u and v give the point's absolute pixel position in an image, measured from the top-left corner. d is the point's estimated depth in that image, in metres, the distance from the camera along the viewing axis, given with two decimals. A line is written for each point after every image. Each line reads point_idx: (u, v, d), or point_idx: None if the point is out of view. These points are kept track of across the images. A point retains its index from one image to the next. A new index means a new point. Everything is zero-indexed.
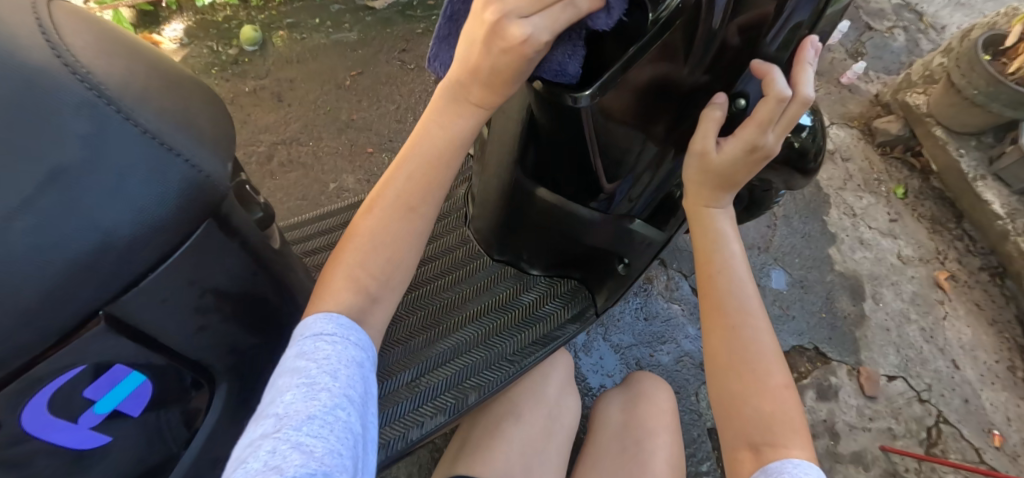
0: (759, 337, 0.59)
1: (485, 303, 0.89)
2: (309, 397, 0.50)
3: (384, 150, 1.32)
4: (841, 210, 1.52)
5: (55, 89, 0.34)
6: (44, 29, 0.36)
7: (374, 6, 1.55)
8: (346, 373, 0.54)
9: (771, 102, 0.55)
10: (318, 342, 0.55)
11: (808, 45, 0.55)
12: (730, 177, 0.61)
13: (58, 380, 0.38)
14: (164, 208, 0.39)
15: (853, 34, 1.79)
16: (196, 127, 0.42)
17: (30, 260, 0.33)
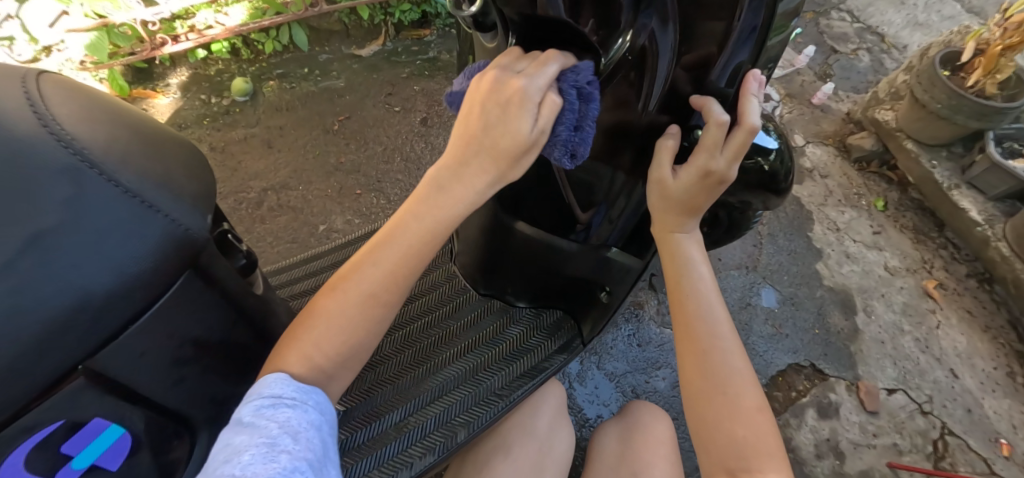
0: (729, 358, 0.59)
1: (472, 339, 0.89)
2: (269, 457, 0.44)
3: (372, 190, 1.35)
4: (825, 226, 1.54)
5: (38, 157, 0.36)
6: (33, 102, 0.39)
7: (360, 54, 1.61)
8: (307, 435, 0.49)
9: (713, 129, 0.57)
10: (275, 403, 0.49)
11: (751, 79, 0.58)
12: (692, 204, 0.63)
13: (32, 438, 0.37)
14: (145, 262, 0.39)
15: (820, 57, 1.87)
16: (176, 185, 0.43)
17: (10, 321, 0.33)
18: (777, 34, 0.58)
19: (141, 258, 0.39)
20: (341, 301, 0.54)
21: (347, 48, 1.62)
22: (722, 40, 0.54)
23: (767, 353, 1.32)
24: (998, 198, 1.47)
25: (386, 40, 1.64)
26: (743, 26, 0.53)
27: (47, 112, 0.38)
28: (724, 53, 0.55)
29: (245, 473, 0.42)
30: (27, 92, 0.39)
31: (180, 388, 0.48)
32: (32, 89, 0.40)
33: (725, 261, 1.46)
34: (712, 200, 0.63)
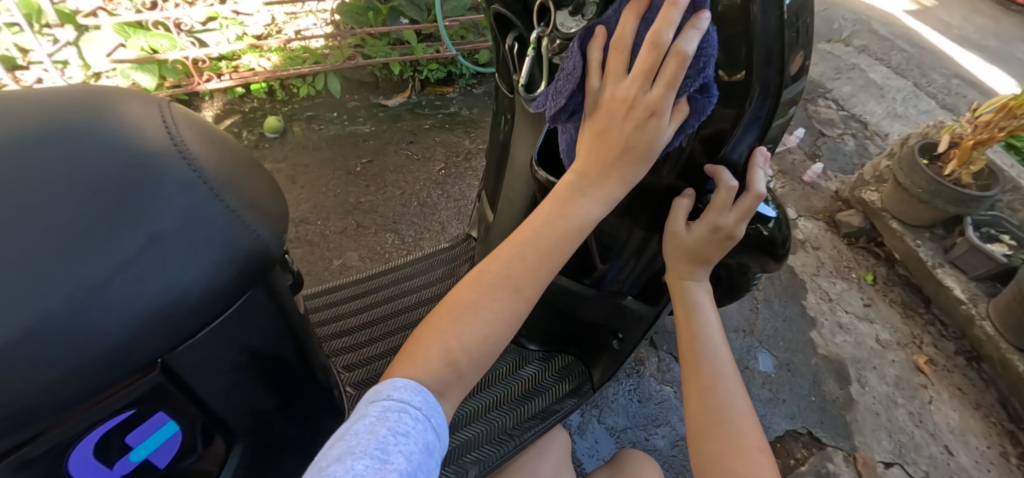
0: (732, 399, 0.62)
1: (486, 377, 0.91)
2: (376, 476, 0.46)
3: (388, 230, 1.41)
4: (818, 295, 1.60)
5: (163, 168, 0.44)
6: (166, 123, 0.48)
7: (387, 104, 1.71)
8: (415, 457, 0.50)
9: (723, 192, 0.63)
10: (400, 413, 0.52)
11: (758, 153, 0.64)
12: (703, 254, 0.67)
13: (105, 424, 0.43)
14: (229, 269, 0.46)
15: (809, 139, 2.01)
16: (261, 206, 0.50)
17: (124, 308, 0.40)
18: (779, 120, 0.63)
19: (224, 269, 0.46)
20: (427, 327, 0.58)
21: (376, 98, 1.72)
22: (734, 120, 0.59)
23: (764, 417, 1.33)
24: (980, 278, 1.55)
25: (412, 93, 1.76)
26: (751, 112, 0.59)
27: (176, 134, 0.47)
28: (737, 129, 0.61)
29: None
30: (163, 115, 0.49)
31: (228, 393, 0.53)
32: (166, 113, 0.49)
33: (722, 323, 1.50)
34: (722, 252, 0.68)
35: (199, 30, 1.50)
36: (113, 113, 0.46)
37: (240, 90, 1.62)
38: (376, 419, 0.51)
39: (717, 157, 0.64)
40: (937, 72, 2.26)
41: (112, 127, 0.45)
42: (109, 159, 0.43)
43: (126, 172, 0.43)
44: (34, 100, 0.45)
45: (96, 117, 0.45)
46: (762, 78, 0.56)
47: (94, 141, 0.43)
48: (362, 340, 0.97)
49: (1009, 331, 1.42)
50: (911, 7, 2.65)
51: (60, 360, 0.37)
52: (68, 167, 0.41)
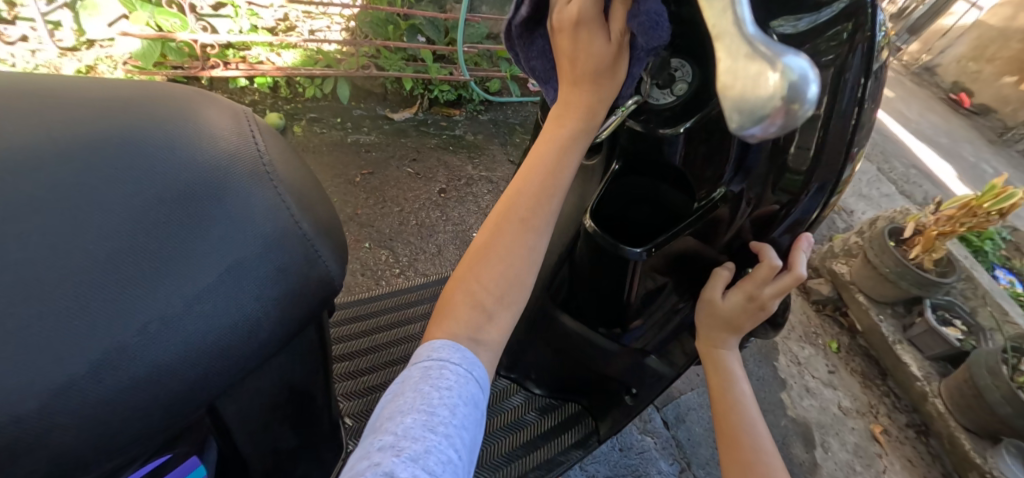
0: (774, 473, 0.64)
1: (491, 421, 0.91)
2: (426, 426, 0.47)
3: (383, 247, 1.39)
4: (788, 358, 1.67)
5: (249, 189, 0.43)
6: (254, 138, 0.47)
7: (393, 117, 1.73)
8: (459, 410, 0.50)
9: (766, 269, 0.64)
10: (442, 368, 0.52)
11: (803, 240, 0.64)
12: (736, 324, 0.68)
13: (141, 469, 0.37)
14: (298, 302, 0.44)
15: None
16: (333, 235, 0.49)
17: (199, 340, 0.37)
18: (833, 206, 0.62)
19: (293, 302, 0.44)
20: (461, 284, 0.58)
21: (382, 109, 1.75)
22: (792, 198, 0.60)
23: None
24: (934, 358, 1.67)
25: (418, 110, 1.79)
26: (807, 200, 0.60)
27: (262, 150, 0.47)
28: (795, 213, 0.61)
29: (408, 433, 0.46)
30: (252, 129, 0.48)
31: (263, 434, 0.51)
32: (254, 127, 0.49)
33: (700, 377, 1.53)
34: (755, 324, 0.69)
35: (209, 14, 1.50)
36: (201, 123, 0.45)
37: (243, 82, 1.61)
38: (420, 374, 0.52)
39: (766, 236, 0.65)
40: (898, 160, 2.47)
41: (203, 137, 0.44)
42: (200, 172, 0.41)
43: (213, 189, 0.41)
44: (119, 99, 0.43)
45: (187, 122, 0.44)
46: (832, 169, 0.57)
47: (183, 150, 0.41)
48: (363, 367, 0.94)
49: (959, 412, 1.52)
50: None
51: (129, 394, 0.33)
52: (156, 175, 0.39)
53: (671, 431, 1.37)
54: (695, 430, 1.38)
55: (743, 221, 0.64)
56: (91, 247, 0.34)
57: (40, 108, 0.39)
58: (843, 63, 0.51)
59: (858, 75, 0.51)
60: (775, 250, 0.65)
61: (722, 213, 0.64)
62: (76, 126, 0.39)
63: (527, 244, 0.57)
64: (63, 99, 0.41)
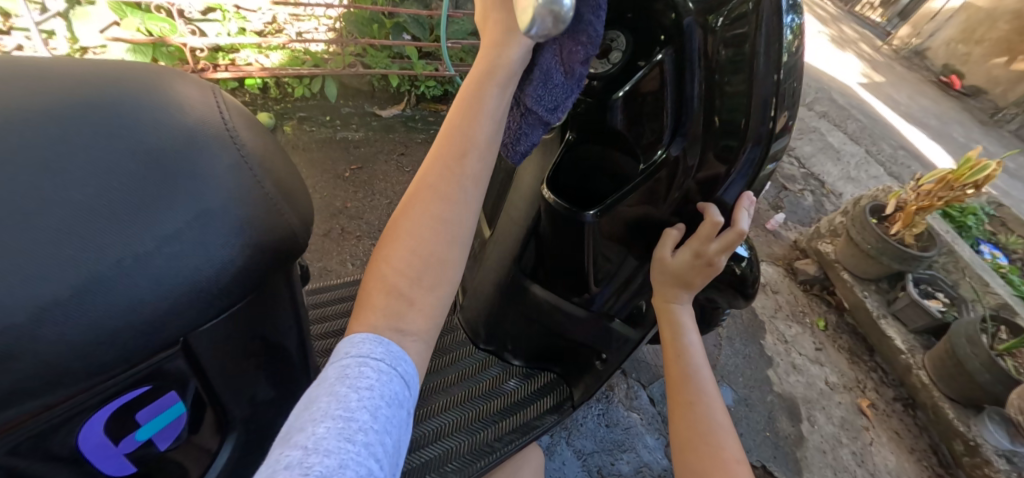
0: (712, 413, 0.71)
1: (471, 390, 0.96)
2: (342, 436, 0.45)
3: (373, 237, 1.44)
4: (775, 336, 1.69)
5: (213, 150, 0.48)
6: (220, 108, 0.53)
7: (381, 114, 1.79)
8: (381, 412, 0.49)
9: (708, 226, 0.69)
10: (361, 366, 0.51)
11: (744, 199, 0.70)
12: (687, 280, 0.74)
13: (123, 397, 0.45)
14: (261, 256, 0.49)
15: (773, 191, 2.13)
16: (295, 196, 0.54)
17: (167, 278, 0.42)
18: (766, 169, 0.69)
19: (257, 254, 0.49)
20: (375, 273, 0.58)
21: (371, 107, 1.80)
22: (729, 162, 0.66)
23: None
24: (918, 331, 1.70)
25: (405, 107, 1.84)
26: (742, 163, 0.66)
27: (226, 119, 0.52)
28: (731, 173, 0.67)
29: (323, 444, 0.44)
30: (217, 101, 0.54)
31: (238, 382, 0.56)
32: (220, 99, 0.54)
33: None
34: (705, 280, 0.74)
35: (199, 19, 1.62)
36: (172, 94, 0.50)
37: (233, 84, 1.68)
38: (337, 378, 0.50)
39: (710, 194, 0.70)
40: (886, 142, 2.49)
41: (172, 105, 0.49)
42: (168, 134, 0.46)
43: (181, 149, 0.46)
44: (94, 70, 0.48)
45: (157, 93, 0.49)
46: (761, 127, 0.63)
47: (153, 116, 0.47)
48: None
49: (941, 381, 1.56)
50: (862, 81, 2.92)
51: (102, 319, 0.39)
52: (127, 136, 0.44)
53: (657, 407, 1.40)
54: None
55: (687, 180, 0.70)
56: (72, 193, 0.39)
57: (27, 75, 0.44)
58: (755, 34, 0.59)
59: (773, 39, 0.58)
60: (719, 209, 0.71)
61: (662, 175, 0.70)
62: (55, 92, 0.44)
63: (439, 215, 0.59)
64: (45, 69, 0.46)
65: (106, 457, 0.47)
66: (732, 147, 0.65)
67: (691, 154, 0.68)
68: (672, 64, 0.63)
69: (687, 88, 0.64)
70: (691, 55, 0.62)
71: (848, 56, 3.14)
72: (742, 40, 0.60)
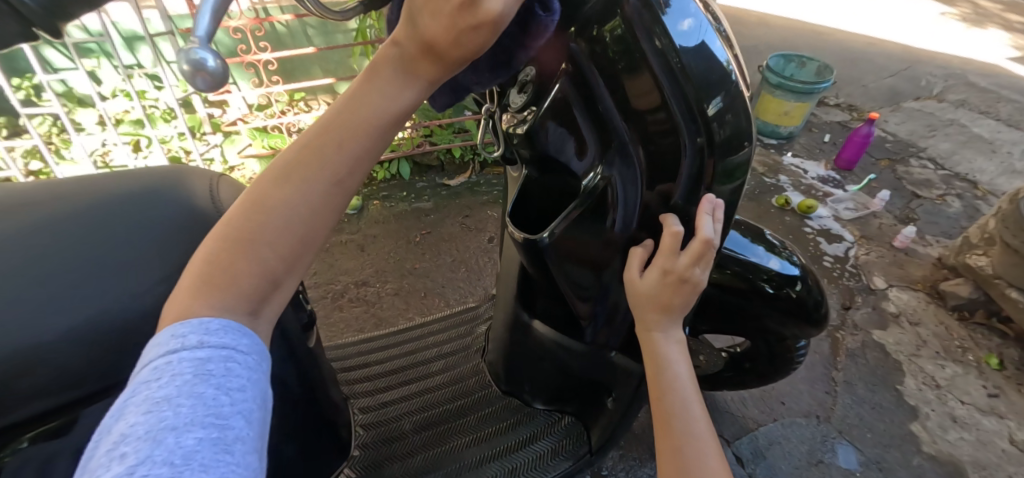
0: (702, 457, 0.64)
1: (486, 431, 0.92)
2: (218, 446, 0.33)
3: (435, 293, 1.52)
4: (920, 380, 1.31)
5: (203, 217, 0.54)
6: (212, 183, 0.58)
7: (450, 183, 1.94)
8: (230, 386, 0.36)
9: (668, 237, 0.62)
10: (171, 360, 0.36)
11: (705, 202, 0.63)
12: (664, 302, 0.64)
13: None
14: None
15: (900, 201, 1.76)
16: None
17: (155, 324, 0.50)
18: (723, 165, 0.62)
19: None
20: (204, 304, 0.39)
21: (441, 178, 1.97)
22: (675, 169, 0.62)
23: None
24: None
25: (471, 173, 1.98)
26: (688, 154, 0.61)
27: (219, 190, 0.58)
28: (677, 182, 0.63)
29: (194, 460, 0.31)
30: (212, 178, 0.59)
31: None
32: (220, 177, 0.61)
33: (789, 406, 1.26)
34: (684, 299, 0.65)
35: None
36: (185, 180, 0.58)
37: None
38: (193, 375, 0.35)
39: (665, 202, 0.65)
40: None
41: (177, 186, 0.56)
42: (169, 210, 0.54)
43: (177, 217, 0.54)
44: (128, 171, 0.59)
45: (172, 177, 0.58)
46: (687, 128, 0.58)
47: (160, 197, 0.55)
48: (381, 385, 1.03)
49: None
50: (1018, 57, 2.37)
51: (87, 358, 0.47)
52: (137, 216, 0.53)
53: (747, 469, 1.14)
54: (780, 468, 1.14)
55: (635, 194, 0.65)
56: (78, 260, 0.49)
57: (83, 180, 0.57)
58: (632, 32, 0.54)
59: (656, 35, 0.53)
60: (680, 217, 0.65)
61: (606, 194, 0.65)
62: (92, 188, 0.55)
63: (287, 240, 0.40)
64: (92, 176, 0.59)
65: None
66: (669, 139, 0.60)
67: (625, 173, 0.65)
68: (573, 88, 0.61)
69: (599, 104, 0.61)
70: (586, 73, 0.59)
71: (994, 32, 2.60)
72: (625, 41, 0.54)
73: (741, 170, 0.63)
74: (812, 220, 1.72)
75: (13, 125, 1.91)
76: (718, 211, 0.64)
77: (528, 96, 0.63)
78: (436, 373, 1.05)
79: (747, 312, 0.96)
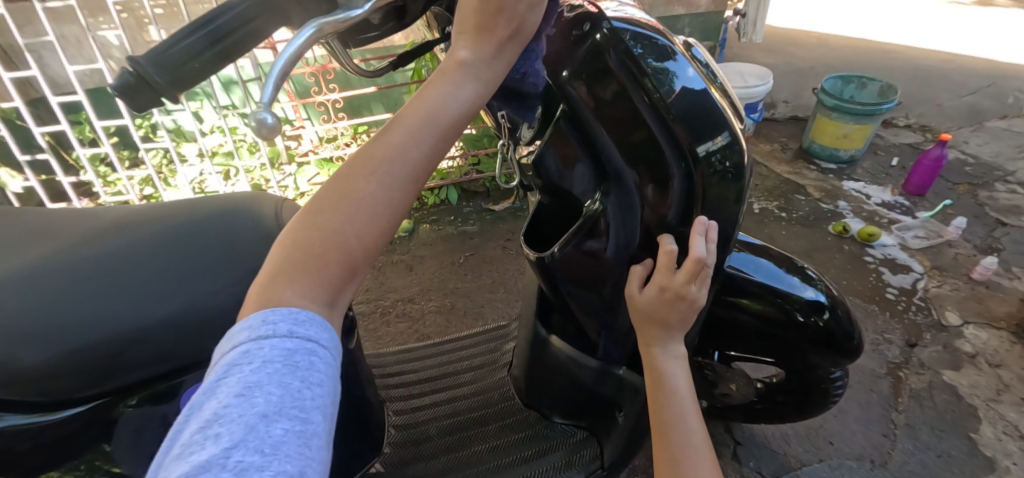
0: (697, 472, 0.65)
1: (504, 440, 0.93)
2: (301, 438, 0.30)
3: (474, 312, 1.57)
4: (998, 428, 1.17)
5: (263, 234, 0.64)
6: (275, 207, 0.70)
7: (495, 209, 2.02)
8: (310, 379, 0.33)
9: (662, 254, 0.63)
10: (257, 346, 0.33)
11: (698, 222, 0.63)
12: (660, 319, 0.64)
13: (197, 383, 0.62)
14: None
15: (981, 230, 1.61)
16: None
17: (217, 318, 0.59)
18: (712, 186, 0.63)
19: None
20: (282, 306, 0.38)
21: (487, 204, 2.06)
22: (667, 189, 0.63)
23: None
24: None
25: (515, 198, 2.05)
26: (678, 175, 0.62)
27: (278, 213, 0.68)
28: (671, 204, 0.64)
29: (282, 451, 0.28)
30: (277, 204, 0.71)
31: None
32: (282, 202, 0.72)
33: (838, 447, 1.17)
34: (682, 317, 0.64)
35: None
36: (258, 203, 0.70)
37: None
38: (283, 364, 0.33)
39: (661, 223, 0.65)
40: None
41: (248, 209, 0.68)
42: (240, 226, 0.65)
43: (244, 231, 0.64)
44: (212, 196, 0.72)
45: (245, 201, 0.70)
46: (677, 167, 0.61)
47: (233, 216, 0.67)
48: (410, 391, 1.08)
49: None
50: None
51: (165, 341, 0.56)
52: (213, 229, 0.64)
53: None
54: None
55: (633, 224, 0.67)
56: (163, 262, 0.59)
57: (178, 203, 0.70)
58: (613, 66, 0.55)
59: (648, 89, 0.56)
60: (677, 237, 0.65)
61: (604, 220, 0.66)
62: (183, 209, 0.68)
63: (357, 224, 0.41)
64: (186, 201, 0.72)
65: None
66: (657, 161, 0.61)
67: (622, 201, 0.66)
68: (568, 128, 0.62)
69: (592, 135, 0.62)
70: (577, 111, 0.60)
71: None
72: (603, 73, 0.56)
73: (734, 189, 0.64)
74: (874, 249, 1.60)
75: (132, 156, 2.23)
76: (713, 232, 0.64)
77: (535, 130, 0.63)
78: (463, 384, 1.08)
79: (773, 339, 0.92)
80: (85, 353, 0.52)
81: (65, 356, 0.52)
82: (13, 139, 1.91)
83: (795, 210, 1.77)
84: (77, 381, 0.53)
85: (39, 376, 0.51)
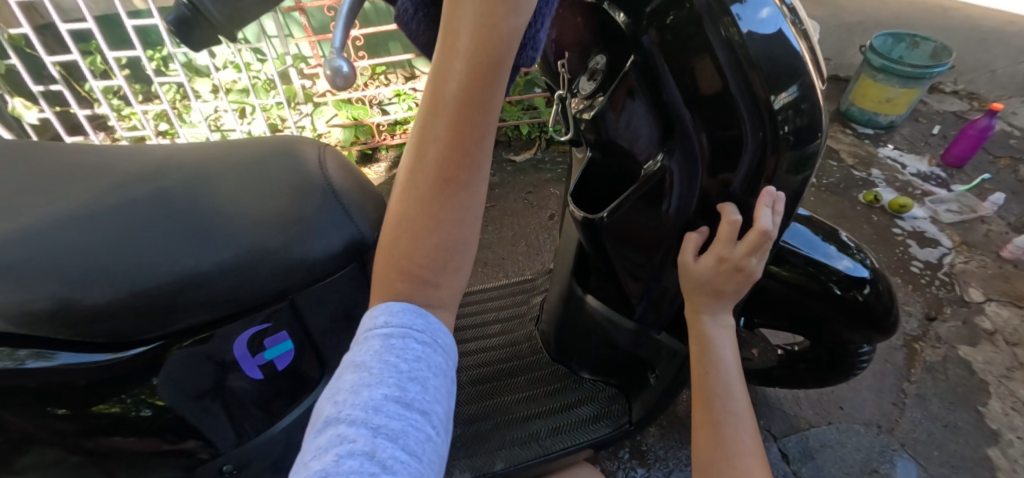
0: (740, 435, 0.69)
1: (534, 391, 0.97)
2: (400, 403, 0.36)
3: (495, 264, 1.59)
4: (1007, 404, 1.19)
5: (312, 183, 0.66)
6: (318, 154, 0.70)
7: (516, 159, 1.99)
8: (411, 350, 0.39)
9: (725, 226, 0.62)
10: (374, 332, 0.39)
11: (765, 195, 0.61)
12: (716, 288, 0.65)
13: (243, 334, 0.63)
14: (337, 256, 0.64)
15: (1018, 207, 1.57)
16: (365, 210, 0.67)
17: (273, 267, 0.60)
18: (787, 160, 0.60)
19: (335, 259, 0.64)
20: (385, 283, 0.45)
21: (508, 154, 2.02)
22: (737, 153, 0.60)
23: None
24: None
25: (537, 151, 2.01)
26: (752, 140, 0.58)
27: (321, 159, 0.69)
28: (738, 174, 0.61)
29: (382, 412, 0.34)
30: (318, 149, 0.71)
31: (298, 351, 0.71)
32: (322, 147, 0.72)
33: (848, 412, 1.20)
34: (737, 287, 0.65)
35: (387, 103, 2.15)
36: (300, 148, 0.70)
37: None
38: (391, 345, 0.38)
39: (725, 190, 0.63)
40: None
41: (293, 156, 0.69)
42: (286, 176, 0.66)
43: (291, 181, 0.66)
44: (252, 141, 0.72)
45: (288, 147, 0.71)
46: (754, 128, 0.57)
47: (278, 165, 0.67)
48: None
49: None
50: None
51: (226, 289, 0.57)
52: (261, 179, 0.65)
53: (792, 466, 1.11)
54: (829, 470, 1.10)
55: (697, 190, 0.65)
56: (218, 211, 0.60)
57: (218, 148, 0.70)
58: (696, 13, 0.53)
59: (726, 24, 0.52)
60: (741, 208, 0.63)
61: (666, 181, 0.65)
62: (227, 156, 0.68)
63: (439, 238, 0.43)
64: (224, 144, 0.72)
65: (249, 366, 0.66)
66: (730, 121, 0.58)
67: (685, 164, 0.64)
68: (637, 80, 0.60)
69: (661, 85, 0.59)
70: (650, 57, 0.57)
71: None
72: (684, 22, 0.54)
73: (810, 164, 0.61)
74: (903, 221, 1.58)
75: (146, 91, 2.19)
76: (780, 206, 0.62)
77: (600, 85, 0.65)
78: (491, 335, 1.11)
79: (805, 307, 0.92)
80: (153, 296, 0.54)
81: (124, 296, 0.53)
82: (25, 68, 1.87)
83: (827, 176, 1.73)
84: (141, 327, 0.54)
85: (106, 316, 0.52)
